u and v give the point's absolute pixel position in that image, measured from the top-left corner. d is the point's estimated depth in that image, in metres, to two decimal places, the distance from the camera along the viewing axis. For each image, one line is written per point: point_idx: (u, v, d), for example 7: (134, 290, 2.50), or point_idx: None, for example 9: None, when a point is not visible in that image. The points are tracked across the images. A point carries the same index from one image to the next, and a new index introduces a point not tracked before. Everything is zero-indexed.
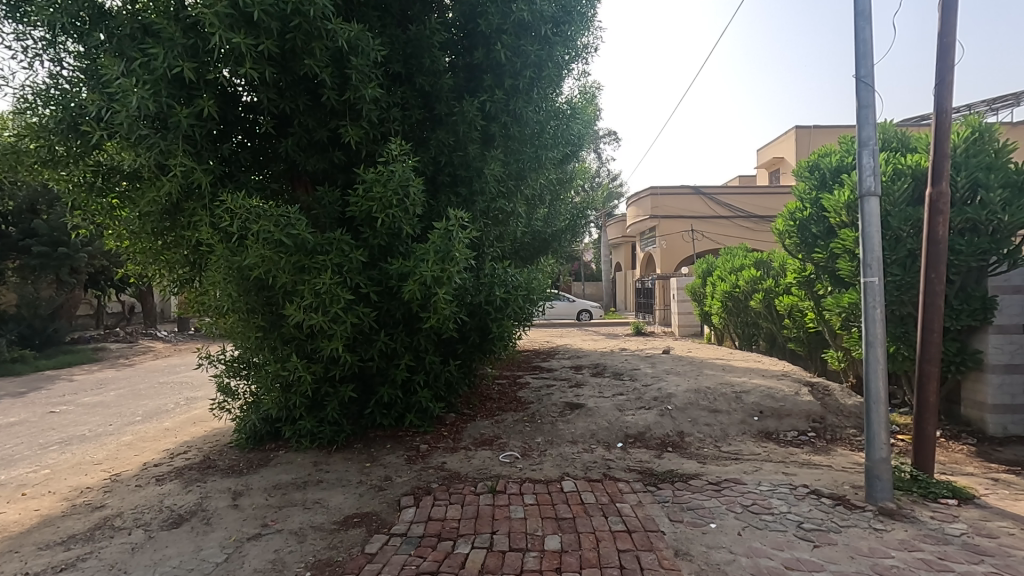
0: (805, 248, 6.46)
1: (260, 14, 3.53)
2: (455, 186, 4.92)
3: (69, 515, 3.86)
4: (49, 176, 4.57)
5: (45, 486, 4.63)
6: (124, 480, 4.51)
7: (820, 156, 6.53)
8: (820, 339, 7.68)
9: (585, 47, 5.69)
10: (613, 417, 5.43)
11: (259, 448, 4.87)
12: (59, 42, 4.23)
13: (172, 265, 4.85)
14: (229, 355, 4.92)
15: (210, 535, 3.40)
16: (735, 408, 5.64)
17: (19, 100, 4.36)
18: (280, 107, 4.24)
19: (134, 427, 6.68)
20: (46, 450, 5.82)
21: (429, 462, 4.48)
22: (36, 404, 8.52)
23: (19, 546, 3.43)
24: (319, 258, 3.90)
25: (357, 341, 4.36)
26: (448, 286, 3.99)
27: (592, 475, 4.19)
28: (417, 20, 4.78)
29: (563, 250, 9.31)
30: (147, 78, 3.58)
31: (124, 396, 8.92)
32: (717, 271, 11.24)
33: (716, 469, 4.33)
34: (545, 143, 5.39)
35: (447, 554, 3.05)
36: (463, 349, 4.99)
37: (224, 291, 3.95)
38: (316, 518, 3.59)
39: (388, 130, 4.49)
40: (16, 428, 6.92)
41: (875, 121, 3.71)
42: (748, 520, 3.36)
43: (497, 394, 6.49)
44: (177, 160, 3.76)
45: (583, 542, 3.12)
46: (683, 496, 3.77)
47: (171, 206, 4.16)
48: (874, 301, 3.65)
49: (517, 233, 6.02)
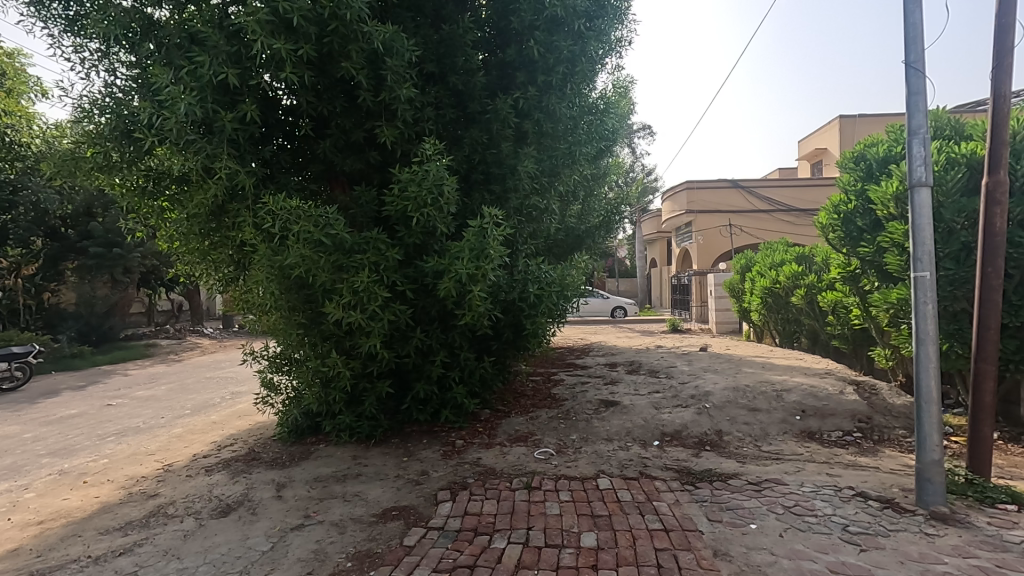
0: (850, 242, 6.24)
1: (300, 20, 3.62)
2: (488, 183, 4.94)
3: (126, 503, 4.07)
4: (104, 181, 4.84)
5: (104, 474, 4.90)
6: (176, 470, 4.73)
7: (866, 146, 6.28)
8: (866, 336, 7.42)
9: (618, 40, 5.66)
10: (649, 414, 5.39)
11: (300, 442, 5.03)
12: (113, 53, 4.46)
13: (217, 265, 5.03)
14: (272, 351, 5.09)
15: (256, 524, 3.53)
16: (775, 407, 5.51)
17: (77, 109, 4.61)
18: (318, 110, 4.35)
19: (183, 420, 6.98)
20: (105, 440, 6.17)
21: (465, 457, 4.53)
22: (94, 397, 9.00)
23: (81, 530, 3.64)
24: (357, 257, 3.96)
25: (393, 338, 4.43)
26: (483, 283, 4.01)
27: (628, 472, 4.16)
28: (451, 19, 4.81)
29: (598, 246, 9.22)
30: (194, 85, 3.72)
31: (173, 390, 9.33)
32: (756, 267, 10.94)
33: (756, 468, 4.24)
34: (578, 139, 5.38)
35: (483, 548, 3.09)
36: (497, 346, 5.04)
37: (267, 289, 4.10)
38: (356, 510, 3.68)
39: (422, 129, 4.55)
40: (77, 420, 7.32)
41: (926, 108, 3.53)
42: (791, 522, 3.28)
43: (531, 390, 6.52)
44: (221, 164, 3.87)
45: (619, 539, 3.11)
46: (721, 495, 3.70)
47: (216, 208, 4.32)
48: (925, 296, 3.48)
49: (550, 231, 5.99)
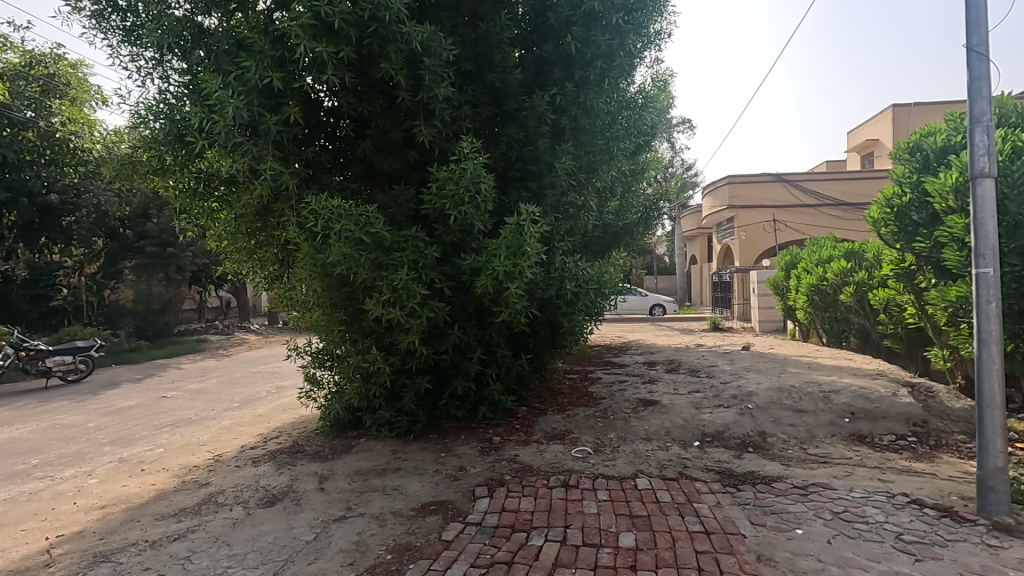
0: (904, 237, 5.96)
1: (341, 23, 3.70)
2: (525, 181, 4.93)
3: (180, 491, 4.27)
4: (159, 183, 5.07)
5: (160, 463, 5.15)
6: (226, 460, 4.93)
7: (923, 136, 5.98)
8: (921, 336, 7.08)
9: (658, 33, 5.56)
10: (689, 414, 5.29)
11: (341, 436, 5.16)
12: (166, 61, 4.66)
13: (263, 263, 5.20)
14: (315, 347, 5.23)
15: (300, 515, 3.64)
16: (822, 409, 5.31)
17: (134, 116, 4.85)
18: (358, 111, 4.43)
19: (232, 413, 7.26)
20: (160, 430, 6.48)
21: (502, 453, 4.55)
22: (150, 389, 9.47)
23: (139, 515, 3.84)
24: (396, 255, 4.02)
25: (431, 335, 4.48)
26: (520, 280, 4.01)
27: (668, 473, 4.09)
28: (487, 17, 4.84)
29: (636, 242, 9.10)
30: (241, 89, 3.85)
31: (223, 384, 9.71)
32: (802, 264, 10.57)
33: (803, 472, 4.10)
34: (616, 135, 5.30)
35: (521, 545, 3.09)
36: (534, 344, 5.03)
37: (310, 287, 4.21)
38: (396, 504, 3.75)
39: (460, 128, 4.58)
40: (135, 411, 7.72)
41: (989, 95, 3.33)
42: (839, 528, 3.16)
43: (568, 388, 6.49)
44: (267, 165, 3.99)
45: (658, 540, 3.06)
46: (765, 499, 3.59)
47: (262, 208, 4.47)
48: (988, 294, 3.28)
49: (587, 229, 5.94)
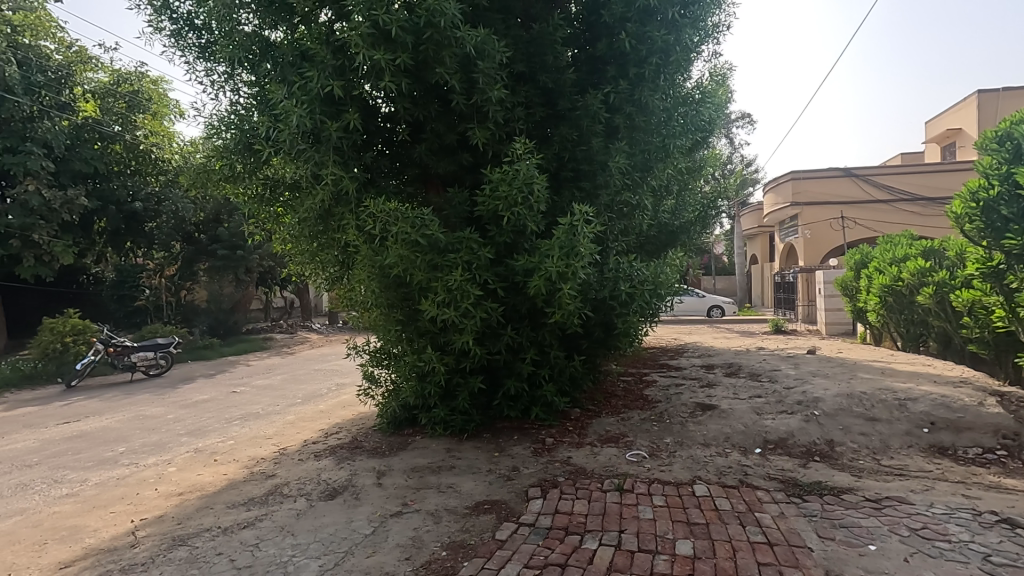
0: (992, 233, 5.52)
1: (398, 31, 3.79)
2: (578, 180, 4.90)
3: (249, 481, 4.50)
4: (230, 190, 5.38)
5: (231, 454, 5.45)
6: (290, 454, 5.16)
7: (1013, 123, 5.44)
8: (1011, 341, 6.52)
9: (716, 26, 5.38)
10: (750, 420, 5.09)
11: (398, 433, 5.30)
12: (236, 75, 4.94)
13: (324, 265, 5.41)
14: (373, 346, 5.39)
15: (358, 508, 3.76)
16: (897, 418, 4.98)
17: (208, 127, 5.17)
18: (414, 115, 4.54)
19: (295, 408, 7.59)
20: (231, 423, 6.86)
21: (555, 455, 4.53)
22: (222, 384, 10.05)
23: (213, 503, 4.08)
24: (450, 256, 4.07)
25: (484, 335, 4.52)
26: (573, 280, 3.99)
27: (727, 480, 3.96)
28: (540, 18, 4.85)
29: (693, 242, 8.85)
30: (305, 99, 4.02)
31: (287, 380, 10.18)
32: (873, 263, 9.95)
33: (876, 484, 3.85)
34: (672, 132, 5.17)
35: (575, 548, 3.07)
36: (587, 345, 4.99)
37: (369, 287, 4.34)
38: (450, 501, 3.80)
39: (513, 129, 4.60)
40: (208, 404, 8.21)
41: None
42: (917, 546, 2.95)
43: (622, 390, 6.39)
44: (328, 170, 4.15)
45: (717, 550, 2.96)
46: (834, 511, 3.41)
47: (324, 212, 4.64)
48: None
49: (642, 228, 5.82)
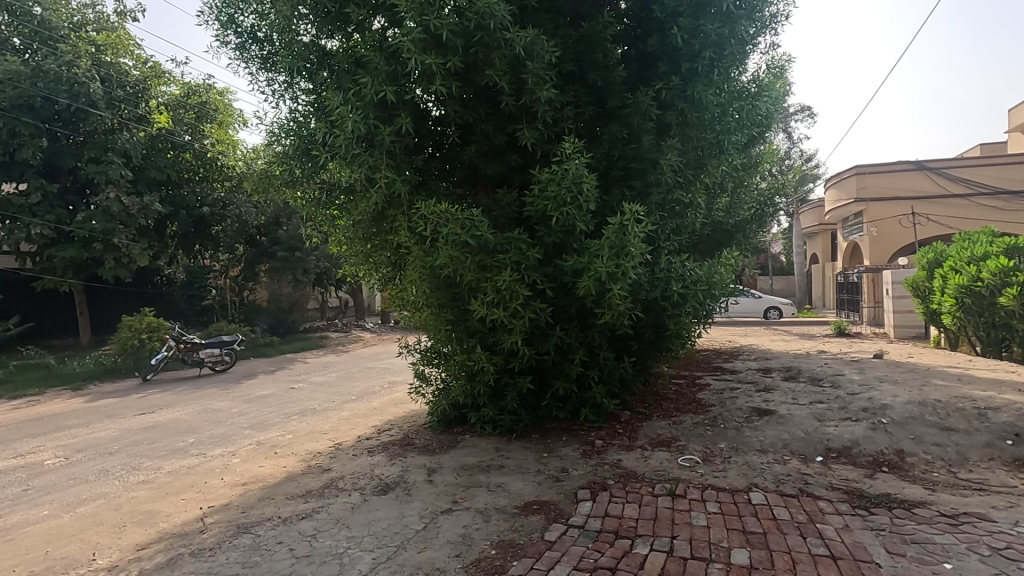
0: None
1: (448, 35, 3.85)
2: (628, 179, 4.83)
3: (307, 474, 4.68)
4: (289, 194, 5.64)
5: (290, 448, 5.68)
6: (345, 449, 5.33)
7: None
8: None
9: (774, 15, 5.18)
10: (811, 426, 4.87)
11: (448, 431, 5.38)
12: (295, 83, 5.16)
13: (377, 266, 5.56)
14: (423, 345, 5.49)
15: (410, 504, 3.84)
16: (976, 428, 4.64)
17: (270, 134, 5.45)
18: (464, 117, 4.59)
19: (349, 405, 7.83)
20: (290, 418, 7.16)
21: (605, 457, 4.48)
22: (281, 381, 10.49)
23: (274, 493, 4.26)
24: (500, 257, 4.09)
25: (533, 335, 4.52)
26: (623, 281, 3.93)
27: (786, 488, 3.80)
28: (590, 16, 4.82)
29: (748, 241, 8.54)
30: (359, 104, 4.14)
31: (342, 378, 10.52)
32: (948, 262, 9.30)
33: (951, 498, 3.60)
34: (727, 128, 5.02)
35: (625, 552, 3.02)
36: (638, 346, 4.91)
37: (421, 287, 4.43)
38: (499, 500, 3.82)
39: (562, 129, 4.58)
40: (269, 399, 8.60)
41: None
42: (999, 567, 2.74)
43: (673, 393, 6.25)
44: (381, 174, 4.27)
45: (776, 561, 2.85)
46: (904, 525, 3.21)
47: (377, 214, 4.77)
48: None
49: (695, 227, 5.67)
